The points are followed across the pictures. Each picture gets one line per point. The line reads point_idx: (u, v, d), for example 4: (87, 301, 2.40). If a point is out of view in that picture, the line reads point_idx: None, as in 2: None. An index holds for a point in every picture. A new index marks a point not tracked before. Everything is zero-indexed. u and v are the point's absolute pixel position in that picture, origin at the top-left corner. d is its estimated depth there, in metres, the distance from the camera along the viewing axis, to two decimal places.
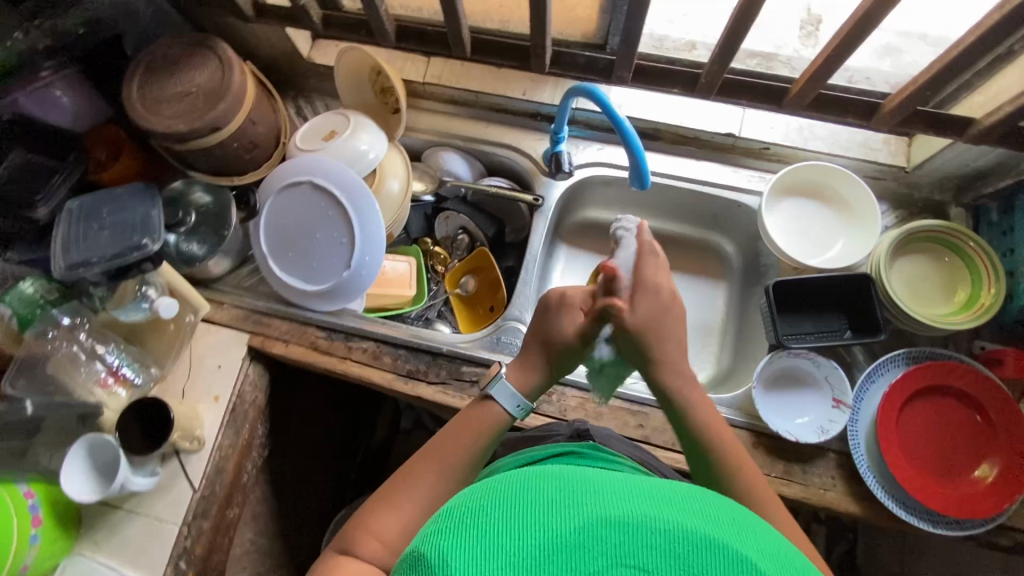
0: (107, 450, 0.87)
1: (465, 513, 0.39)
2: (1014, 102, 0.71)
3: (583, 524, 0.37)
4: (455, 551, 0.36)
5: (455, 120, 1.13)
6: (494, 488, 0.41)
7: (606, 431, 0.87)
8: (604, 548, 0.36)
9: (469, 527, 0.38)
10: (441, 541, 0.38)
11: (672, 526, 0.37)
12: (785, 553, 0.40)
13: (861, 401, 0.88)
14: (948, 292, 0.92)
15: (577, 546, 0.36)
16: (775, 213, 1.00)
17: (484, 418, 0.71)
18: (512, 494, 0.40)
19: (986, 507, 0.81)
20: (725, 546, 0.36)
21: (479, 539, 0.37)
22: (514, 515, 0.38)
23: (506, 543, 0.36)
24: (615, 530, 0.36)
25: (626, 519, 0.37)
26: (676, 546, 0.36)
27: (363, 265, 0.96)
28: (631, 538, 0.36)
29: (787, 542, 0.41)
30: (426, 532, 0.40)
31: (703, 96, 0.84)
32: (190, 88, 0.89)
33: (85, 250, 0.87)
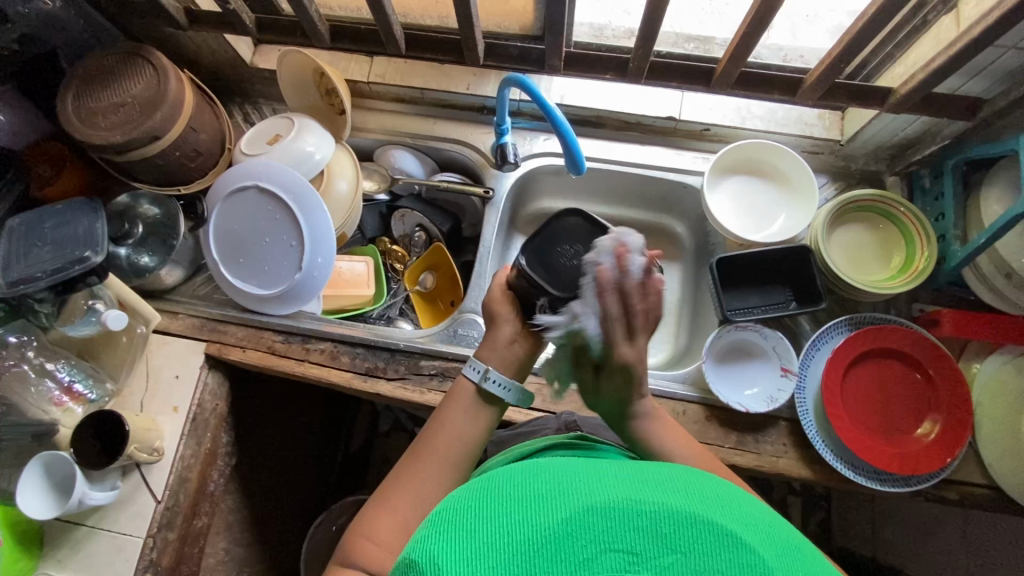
0: (64, 466, 0.86)
1: (455, 513, 0.42)
2: (926, 70, 0.74)
3: (569, 514, 0.40)
4: (449, 553, 0.39)
5: (404, 118, 1.14)
6: (483, 490, 0.44)
7: (595, 421, 0.89)
8: (592, 535, 0.39)
9: (463, 529, 0.40)
10: (435, 542, 0.40)
11: (656, 508, 0.40)
12: (769, 522, 0.42)
13: (807, 368, 0.90)
14: (885, 259, 0.95)
15: (568, 535, 0.39)
16: (718, 191, 1.03)
17: (461, 396, 0.70)
18: (502, 494, 0.43)
19: (931, 463, 0.83)
20: (707, 521, 0.39)
21: (473, 536, 0.40)
22: (507, 513, 0.41)
23: (497, 540, 0.39)
24: (599, 517, 0.39)
25: (612, 506, 0.40)
26: (661, 526, 0.39)
27: (315, 266, 0.97)
28: (618, 522, 0.39)
29: (776, 518, 0.44)
30: (419, 539, 0.42)
31: (634, 80, 0.86)
32: (126, 99, 0.88)
33: (27, 267, 0.86)
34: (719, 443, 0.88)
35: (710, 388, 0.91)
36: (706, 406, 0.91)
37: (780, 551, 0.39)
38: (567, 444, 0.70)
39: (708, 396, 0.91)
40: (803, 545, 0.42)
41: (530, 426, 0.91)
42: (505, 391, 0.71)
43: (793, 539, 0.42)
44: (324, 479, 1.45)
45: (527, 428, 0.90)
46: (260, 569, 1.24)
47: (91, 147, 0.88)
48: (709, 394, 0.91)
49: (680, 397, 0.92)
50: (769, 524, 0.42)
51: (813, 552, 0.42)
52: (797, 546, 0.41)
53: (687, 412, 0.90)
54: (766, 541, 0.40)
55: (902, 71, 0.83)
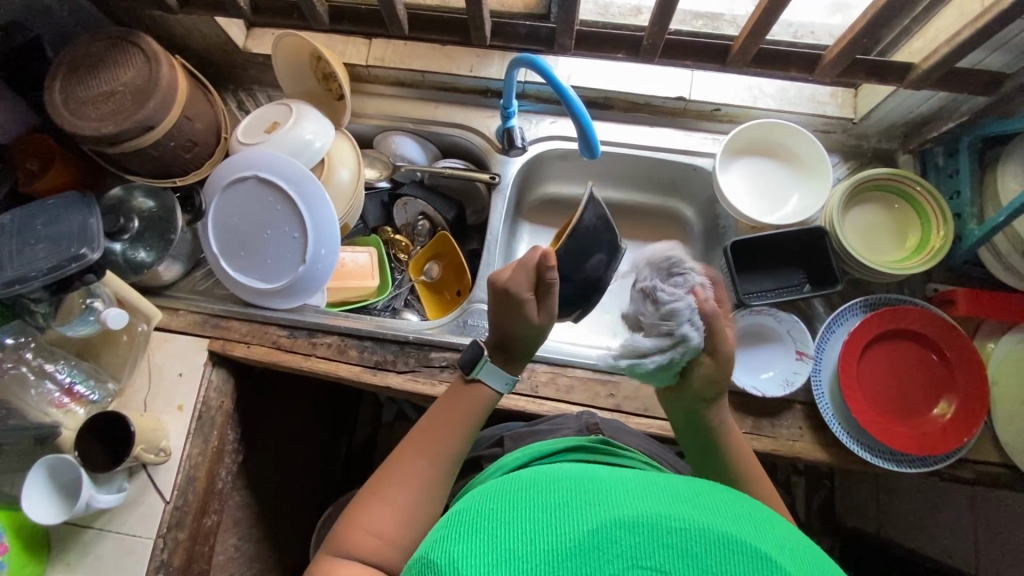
0: (69, 470, 0.84)
1: (477, 516, 0.42)
2: (949, 44, 0.72)
3: (598, 526, 0.39)
4: (475, 558, 0.38)
5: (405, 103, 1.11)
6: (506, 494, 0.44)
7: (617, 424, 0.87)
8: (619, 550, 0.38)
9: (487, 535, 0.40)
10: (458, 544, 0.40)
11: (685, 525, 0.39)
12: (800, 546, 0.41)
13: (822, 352, 0.90)
14: (899, 239, 0.93)
15: (594, 548, 0.38)
16: (729, 173, 1.01)
17: (468, 399, 0.69)
18: (527, 501, 0.42)
19: (947, 443, 0.83)
20: (738, 542, 0.39)
21: (498, 541, 0.39)
22: (532, 520, 0.40)
23: (523, 548, 0.39)
24: (629, 532, 0.38)
25: (640, 520, 0.39)
26: (692, 544, 0.38)
27: (319, 258, 0.95)
28: (646, 538, 0.38)
29: (801, 537, 0.44)
30: (438, 540, 0.42)
31: (647, 59, 0.83)
32: (115, 87, 0.84)
33: (20, 266, 0.83)
34: (735, 428, 0.88)
35: None
36: None
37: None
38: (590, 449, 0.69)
39: None
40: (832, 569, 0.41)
41: (549, 425, 0.87)
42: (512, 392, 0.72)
43: (821, 561, 0.41)
44: (331, 471, 1.44)
45: (548, 425, 0.86)
46: (271, 563, 1.24)
47: (81, 139, 0.84)
48: None
49: None
50: (799, 548, 0.41)
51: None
52: (827, 570, 0.40)
53: None
54: (797, 564, 0.39)
55: (920, 46, 0.81)
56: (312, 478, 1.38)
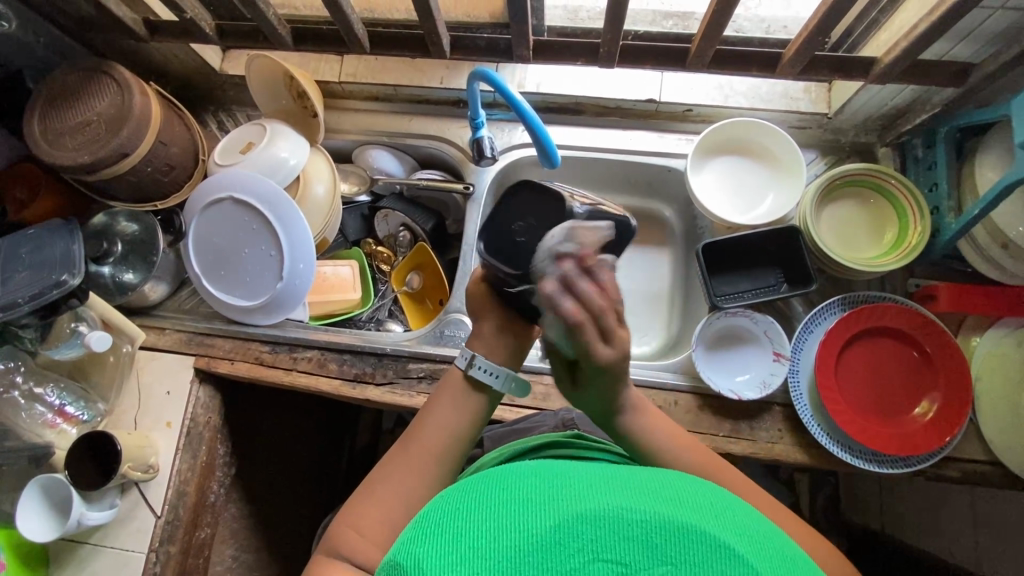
0: (60, 488, 0.87)
1: (441, 518, 0.41)
2: (909, 37, 0.70)
3: (559, 520, 0.38)
4: (436, 558, 0.37)
5: (380, 117, 1.12)
6: (468, 495, 0.42)
7: (595, 418, 0.87)
8: (582, 544, 0.37)
9: (449, 534, 0.39)
10: (419, 547, 0.38)
11: (648, 516, 0.38)
12: (768, 535, 0.41)
13: (799, 352, 0.88)
14: (877, 234, 0.92)
15: (556, 544, 0.37)
16: (703, 173, 1.00)
17: (453, 386, 0.68)
18: (491, 498, 0.41)
19: (929, 443, 0.82)
20: (702, 532, 0.38)
21: (459, 542, 0.38)
22: (495, 517, 0.39)
23: (485, 545, 0.37)
24: (589, 525, 0.38)
25: (603, 513, 0.38)
26: (653, 535, 0.37)
27: (297, 274, 0.96)
28: (608, 531, 0.37)
29: (767, 523, 0.43)
30: (402, 541, 0.41)
31: (606, 65, 0.83)
32: (91, 116, 0.87)
33: (6, 294, 0.86)
34: (713, 433, 0.87)
35: (700, 375, 0.89)
36: (697, 395, 0.89)
37: (781, 567, 0.38)
38: (566, 442, 0.69)
39: (699, 385, 0.90)
40: (798, 560, 0.41)
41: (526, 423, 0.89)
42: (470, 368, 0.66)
43: (786, 550, 0.41)
44: (331, 478, 1.47)
45: (526, 423, 0.88)
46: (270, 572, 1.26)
47: (60, 168, 0.87)
48: (700, 382, 0.90)
49: (671, 387, 0.90)
50: (768, 538, 0.40)
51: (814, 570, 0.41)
52: (795, 560, 0.40)
53: (679, 402, 0.89)
54: (761, 552, 0.38)
55: (886, 39, 0.80)
56: (311, 487, 1.40)
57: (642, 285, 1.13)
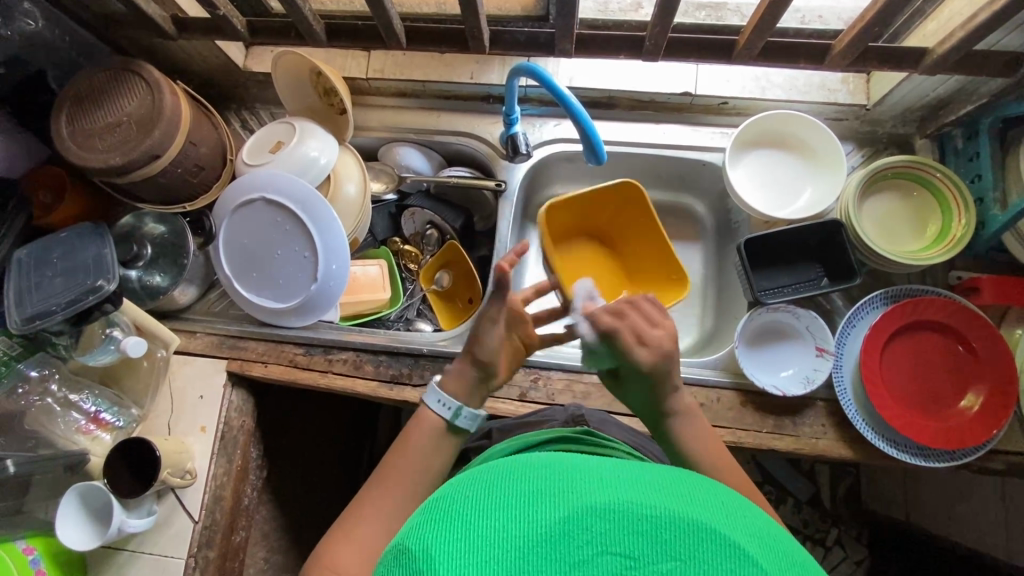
0: (99, 496, 0.86)
1: (447, 503, 0.39)
2: (966, 27, 0.69)
3: (566, 513, 0.35)
4: (437, 547, 0.35)
5: (407, 113, 1.10)
6: (475, 480, 0.40)
7: (602, 416, 0.86)
8: (590, 537, 0.35)
9: (450, 522, 0.37)
10: (422, 534, 0.37)
11: (662, 512, 0.36)
12: (780, 537, 0.38)
13: (843, 346, 0.88)
14: (919, 227, 0.91)
15: (562, 537, 0.35)
16: (740, 167, 0.99)
17: (424, 426, 0.70)
18: (497, 484, 0.39)
19: (976, 436, 0.81)
20: (715, 531, 0.35)
21: (461, 532, 0.36)
22: (500, 507, 0.37)
23: (489, 534, 0.35)
24: (598, 518, 0.35)
25: (614, 506, 0.35)
26: (664, 532, 0.35)
27: (331, 274, 0.94)
28: (616, 524, 0.35)
29: (783, 531, 0.40)
30: (408, 527, 0.39)
31: (650, 59, 0.81)
32: (120, 118, 0.85)
33: (40, 301, 0.85)
34: (756, 429, 0.87)
35: (743, 371, 0.89)
36: (739, 390, 0.89)
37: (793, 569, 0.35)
38: (576, 439, 0.68)
39: (741, 380, 0.89)
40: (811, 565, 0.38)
41: (536, 416, 0.87)
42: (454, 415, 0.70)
43: (801, 555, 0.38)
44: (356, 477, 1.47)
45: (534, 416, 0.86)
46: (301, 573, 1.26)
47: (90, 170, 0.85)
48: (742, 378, 0.89)
49: (714, 384, 0.89)
50: (780, 540, 0.38)
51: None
52: (809, 566, 0.37)
53: (721, 399, 0.88)
54: (778, 560, 0.35)
55: (934, 29, 0.79)
56: (336, 487, 1.39)
57: None
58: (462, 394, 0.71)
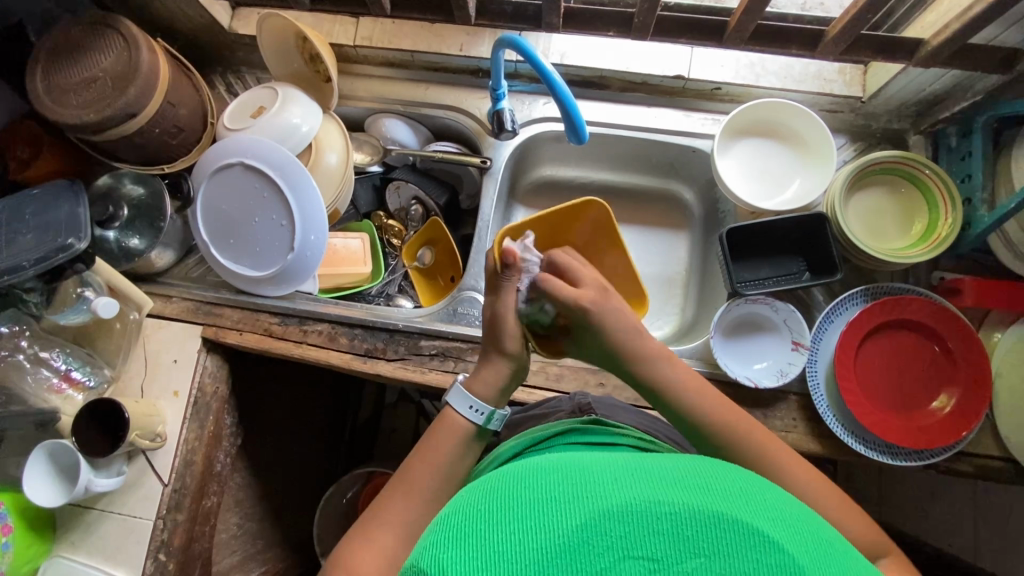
0: (68, 454, 0.86)
1: (461, 518, 0.39)
2: (962, 18, 0.67)
3: (584, 520, 0.36)
4: (457, 563, 0.36)
5: (395, 84, 1.08)
6: (489, 491, 0.41)
7: (609, 402, 0.85)
8: (609, 542, 0.36)
9: (470, 536, 0.37)
10: (443, 551, 0.37)
11: (677, 508, 0.37)
12: (796, 514, 0.40)
13: (820, 340, 0.87)
14: (904, 225, 0.90)
15: (582, 544, 0.36)
16: (729, 155, 0.97)
17: (448, 431, 0.67)
18: (511, 494, 0.39)
19: (945, 437, 0.81)
20: (734, 521, 0.36)
21: (482, 546, 0.36)
22: (517, 518, 0.37)
23: (509, 549, 0.36)
24: (617, 522, 0.36)
25: (630, 509, 0.36)
26: (685, 528, 0.36)
27: (308, 245, 0.93)
28: (636, 526, 0.36)
29: (797, 503, 0.42)
30: (421, 548, 0.39)
31: (639, 37, 0.79)
32: (97, 73, 0.83)
33: (10, 257, 0.84)
34: None
35: (717, 361, 0.88)
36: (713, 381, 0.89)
37: (815, 550, 0.37)
38: (575, 431, 0.67)
39: (715, 370, 0.89)
40: (832, 535, 0.40)
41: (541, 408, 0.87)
42: (486, 420, 0.68)
43: (818, 527, 0.40)
44: (335, 449, 1.48)
45: (540, 409, 0.87)
46: (275, 540, 1.27)
47: (66, 126, 0.84)
48: (716, 369, 0.89)
49: None
50: (796, 517, 0.39)
51: (845, 547, 0.40)
52: (833, 545, 0.39)
53: None
54: (796, 537, 0.37)
55: (932, 20, 0.76)
56: (314, 458, 1.40)
57: (658, 268, 1.11)
58: (491, 397, 0.69)
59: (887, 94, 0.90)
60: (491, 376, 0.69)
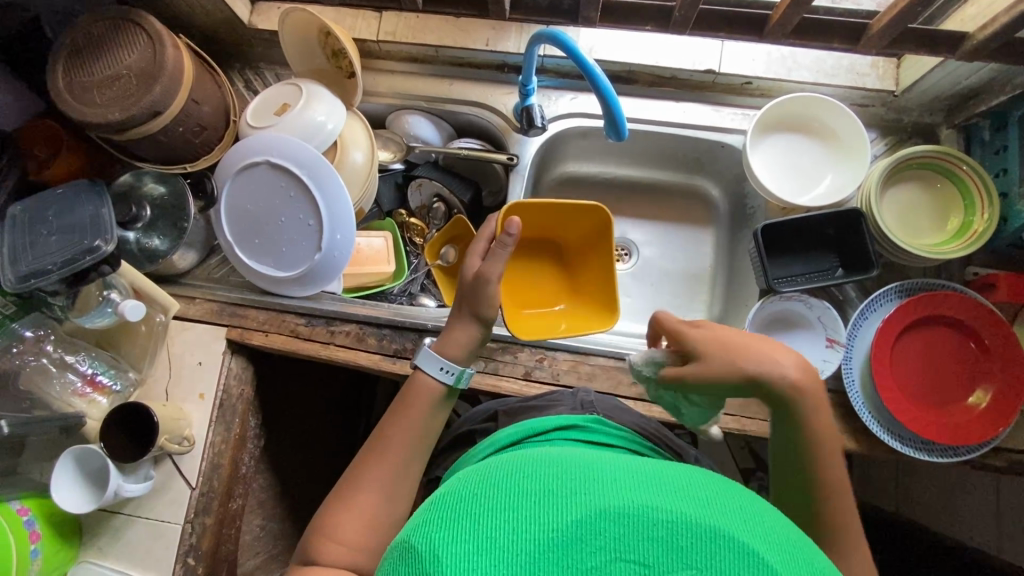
0: (96, 459, 0.85)
1: (457, 501, 0.40)
2: (1011, 11, 0.66)
3: (581, 515, 0.36)
4: (448, 545, 0.36)
5: (418, 79, 1.06)
6: (488, 479, 0.41)
7: (613, 403, 0.85)
8: (602, 543, 0.35)
9: (463, 519, 0.37)
10: (436, 531, 0.37)
11: (675, 516, 0.36)
12: (796, 541, 0.38)
13: (854, 339, 0.87)
14: (940, 221, 0.89)
15: (574, 540, 0.35)
16: (761, 150, 0.96)
17: (422, 393, 0.68)
18: (508, 484, 0.39)
19: (981, 432, 0.81)
20: (730, 537, 0.35)
21: (475, 529, 0.36)
22: (513, 508, 0.37)
23: (499, 535, 0.36)
24: (613, 523, 0.35)
25: (626, 510, 0.36)
26: (679, 538, 0.35)
27: (335, 244, 0.92)
28: (630, 530, 0.35)
29: (798, 531, 0.41)
30: (415, 525, 0.40)
31: (677, 32, 0.77)
32: (120, 70, 0.81)
33: (35, 260, 0.82)
34: (762, 417, 0.86)
35: None
36: None
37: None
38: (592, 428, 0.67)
39: None
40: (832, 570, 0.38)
41: (543, 399, 0.86)
42: (457, 380, 0.69)
43: (820, 559, 0.38)
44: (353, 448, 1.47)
45: (540, 399, 0.85)
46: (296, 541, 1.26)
47: (89, 126, 0.81)
48: None
49: None
50: (798, 548, 0.38)
51: None
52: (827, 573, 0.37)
53: None
54: (796, 567, 0.35)
55: (975, 12, 0.75)
56: (332, 457, 1.40)
57: (684, 265, 1.10)
58: (461, 356, 0.70)
59: (921, 88, 0.90)
60: (463, 337, 0.69)
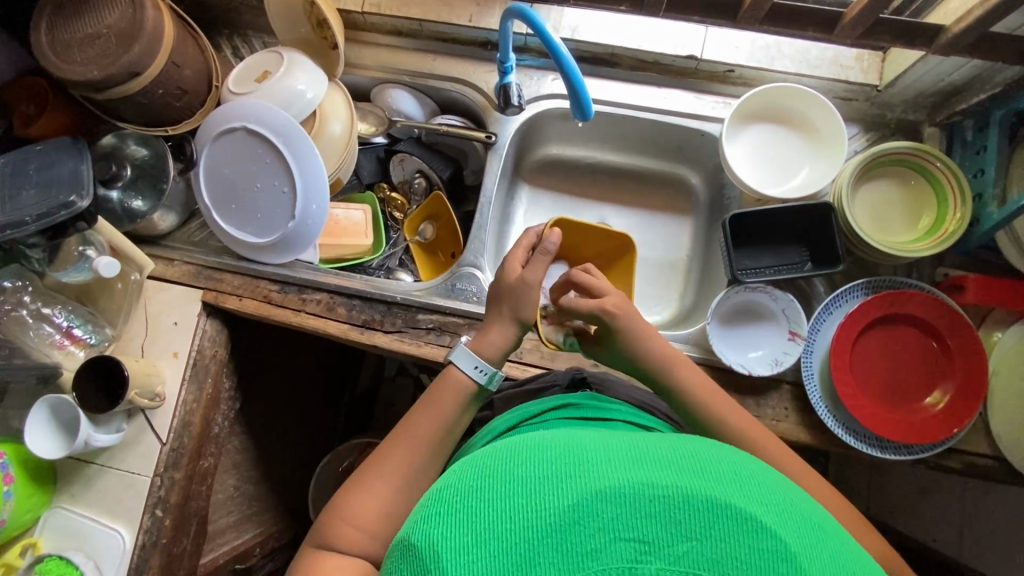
0: (68, 408, 0.88)
1: (454, 493, 0.39)
2: (985, 4, 0.65)
3: (577, 499, 0.36)
4: (447, 543, 0.36)
5: (402, 53, 1.07)
6: (483, 467, 0.41)
7: (609, 378, 0.85)
8: (601, 523, 0.35)
9: (461, 513, 0.37)
10: (434, 528, 0.37)
11: (671, 492, 0.36)
12: (793, 499, 0.39)
13: (816, 333, 0.87)
14: (911, 218, 0.88)
15: (573, 523, 0.35)
16: (738, 139, 0.96)
17: (453, 388, 0.69)
18: (504, 472, 0.39)
19: (937, 431, 0.81)
20: (730, 506, 0.35)
21: (472, 522, 0.37)
22: (509, 496, 0.37)
23: (497, 526, 0.36)
24: (610, 503, 0.35)
25: (622, 490, 0.36)
26: (676, 512, 0.35)
27: (308, 214, 0.93)
28: (627, 509, 0.35)
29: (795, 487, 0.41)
30: (414, 522, 0.40)
31: (651, 14, 0.77)
32: (101, 29, 0.82)
33: (13, 213, 0.85)
34: None
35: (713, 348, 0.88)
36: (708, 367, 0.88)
37: (808, 537, 0.36)
38: (574, 404, 0.68)
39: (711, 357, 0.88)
40: (832, 526, 0.39)
41: (537, 383, 0.86)
42: (489, 379, 0.70)
43: (817, 516, 0.39)
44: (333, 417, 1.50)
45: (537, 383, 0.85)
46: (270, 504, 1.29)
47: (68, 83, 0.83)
48: (712, 355, 0.89)
49: None
50: (795, 504, 0.38)
51: (847, 537, 0.39)
52: (825, 529, 0.38)
53: None
54: (793, 525, 0.36)
55: (957, 6, 0.74)
56: (312, 426, 1.43)
57: (660, 253, 1.10)
58: (495, 359, 0.71)
59: (904, 84, 0.88)
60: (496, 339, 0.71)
